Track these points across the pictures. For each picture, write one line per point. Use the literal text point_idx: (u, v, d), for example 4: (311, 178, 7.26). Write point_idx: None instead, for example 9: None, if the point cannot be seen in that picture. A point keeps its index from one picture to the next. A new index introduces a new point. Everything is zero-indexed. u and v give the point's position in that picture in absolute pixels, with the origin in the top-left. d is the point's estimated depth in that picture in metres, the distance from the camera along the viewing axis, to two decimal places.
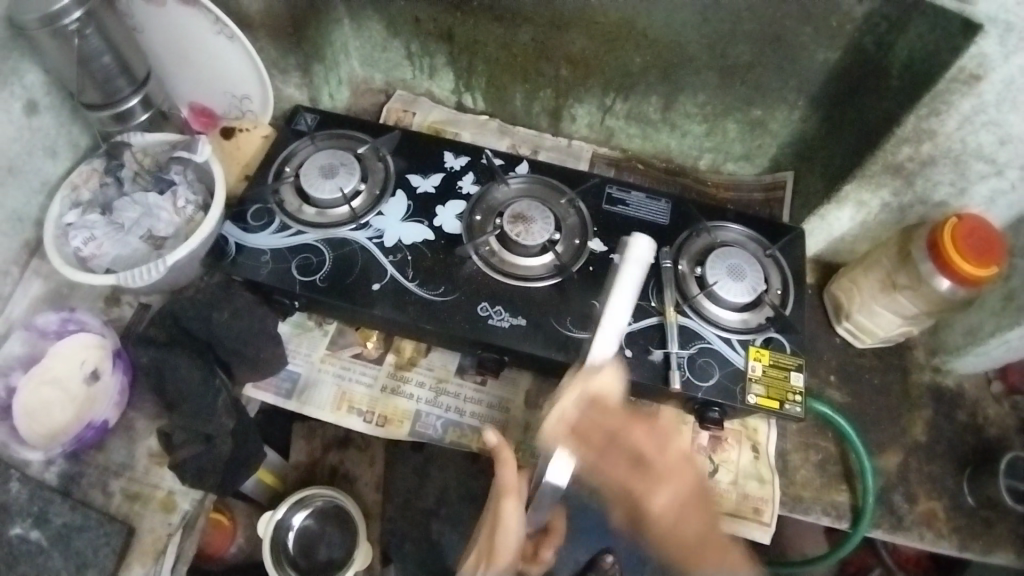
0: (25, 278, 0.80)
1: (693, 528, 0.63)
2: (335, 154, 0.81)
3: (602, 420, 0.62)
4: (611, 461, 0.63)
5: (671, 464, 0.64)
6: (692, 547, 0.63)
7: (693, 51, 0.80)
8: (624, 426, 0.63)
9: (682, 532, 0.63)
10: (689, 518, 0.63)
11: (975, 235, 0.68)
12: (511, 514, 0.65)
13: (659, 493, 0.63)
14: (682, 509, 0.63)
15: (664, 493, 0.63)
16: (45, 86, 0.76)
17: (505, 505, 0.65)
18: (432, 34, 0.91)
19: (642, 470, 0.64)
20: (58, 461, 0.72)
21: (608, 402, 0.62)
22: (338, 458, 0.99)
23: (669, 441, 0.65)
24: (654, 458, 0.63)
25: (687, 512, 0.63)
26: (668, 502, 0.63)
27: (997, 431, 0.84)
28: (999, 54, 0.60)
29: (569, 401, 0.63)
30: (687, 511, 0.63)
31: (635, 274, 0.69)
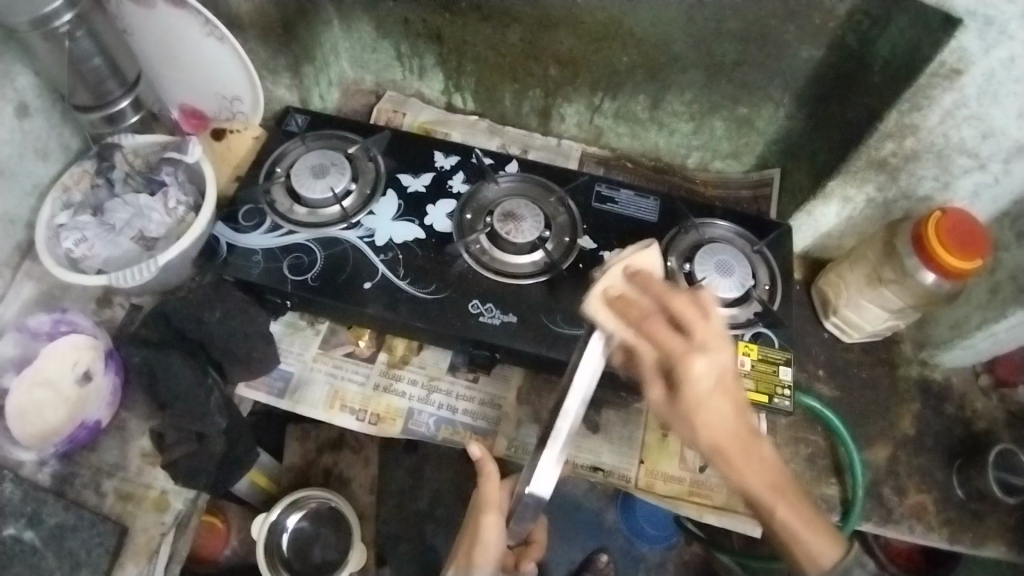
0: (17, 281, 0.80)
1: (724, 412, 0.48)
2: (326, 154, 0.82)
3: (636, 304, 0.50)
4: (650, 334, 0.48)
5: (711, 345, 0.48)
6: (727, 442, 0.48)
7: (680, 50, 0.81)
8: (664, 297, 0.50)
9: (721, 405, 0.48)
10: (728, 435, 0.48)
11: (960, 228, 0.69)
12: (491, 529, 0.61)
13: (701, 359, 0.47)
14: (720, 381, 0.48)
15: (707, 360, 0.47)
16: (36, 88, 0.77)
17: (485, 519, 0.61)
18: (422, 35, 0.91)
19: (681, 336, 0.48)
20: (50, 462, 0.72)
21: (649, 276, 0.52)
22: (331, 460, 0.97)
23: (710, 319, 0.49)
24: (697, 380, 0.47)
25: (714, 394, 0.48)
26: (710, 375, 0.47)
27: (985, 423, 0.85)
28: (978, 48, 0.61)
29: (614, 277, 0.52)
30: (722, 385, 0.48)
31: None
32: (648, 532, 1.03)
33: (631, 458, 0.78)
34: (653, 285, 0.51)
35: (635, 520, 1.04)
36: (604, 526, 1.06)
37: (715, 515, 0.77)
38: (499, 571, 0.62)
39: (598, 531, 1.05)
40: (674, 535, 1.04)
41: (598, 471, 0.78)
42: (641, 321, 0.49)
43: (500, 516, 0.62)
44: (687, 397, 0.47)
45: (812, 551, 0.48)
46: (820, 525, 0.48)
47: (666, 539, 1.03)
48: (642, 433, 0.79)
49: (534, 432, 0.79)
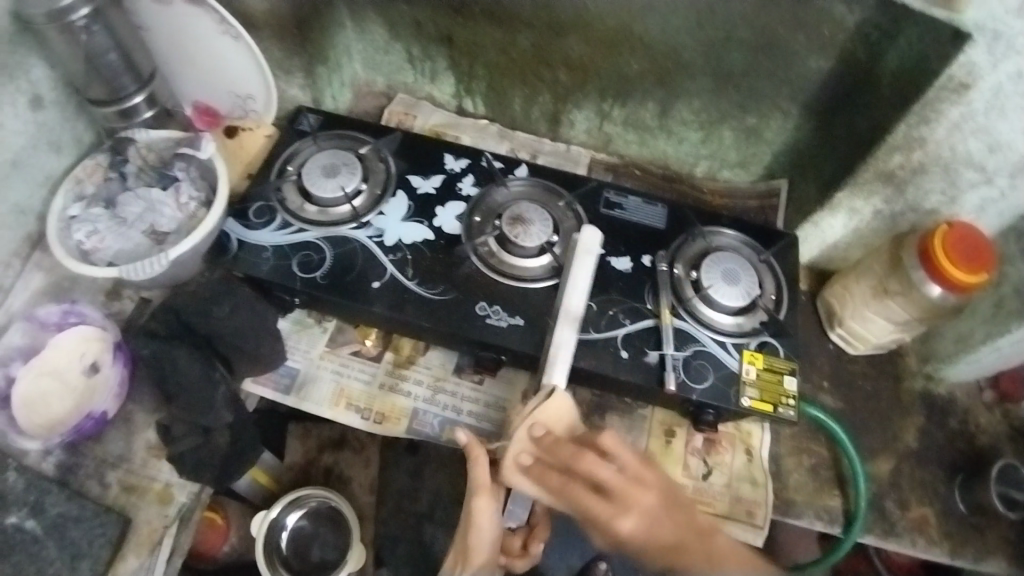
0: (27, 271, 0.81)
1: (675, 535, 0.56)
2: (337, 154, 0.83)
3: (550, 470, 0.62)
4: (552, 488, 0.61)
5: (633, 479, 0.58)
6: (681, 539, 0.56)
7: (690, 58, 0.81)
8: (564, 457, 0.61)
9: (658, 550, 0.56)
10: (663, 552, 0.56)
11: (966, 242, 0.69)
12: (484, 512, 0.64)
13: (626, 517, 0.56)
14: (652, 524, 0.57)
15: (627, 517, 0.56)
16: (52, 81, 0.78)
17: (476, 501, 0.64)
18: (434, 38, 0.92)
19: (610, 498, 0.58)
20: (54, 452, 0.72)
21: (550, 437, 0.64)
22: (332, 459, 1.00)
23: (609, 440, 0.61)
24: (607, 477, 0.58)
25: (647, 548, 0.57)
26: (637, 525, 0.56)
27: (988, 438, 0.85)
28: (986, 62, 0.61)
29: (522, 441, 0.65)
30: (655, 516, 0.57)
31: (586, 265, 0.73)
32: None
33: None
34: (549, 439, 0.64)
35: None
36: None
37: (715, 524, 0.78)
38: (492, 554, 0.65)
39: None
40: None
41: None
42: (568, 487, 0.60)
43: (490, 498, 0.64)
44: (626, 544, 0.57)
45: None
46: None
47: None
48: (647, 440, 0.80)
49: None
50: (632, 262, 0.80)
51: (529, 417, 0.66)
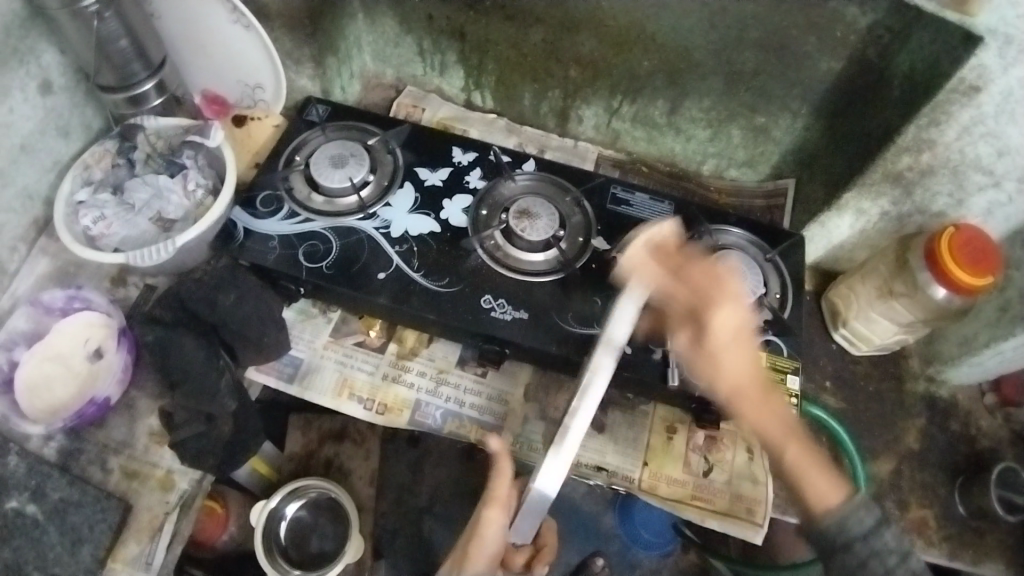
0: (32, 256, 0.81)
1: (740, 358, 0.55)
2: (345, 145, 0.83)
3: (690, 270, 0.57)
4: (691, 279, 0.56)
5: (740, 302, 0.56)
6: (746, 384, 0.56)
7: (701, 58, 0.81)
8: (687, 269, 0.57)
9: (730, 376, 0.55)
10: (735, 374, 0.55)
11: (972, 245, 0.69)
12: (492, 523, 0.64)
13: (728, 306, 0.55)
14: (738, 333, 0.56)
15: (732, 311, 0.56)
16: (61, 66, 0.78)
17: (487, 512, 0.65)
18: (445, 32, 0.92)
19: (717, 282, 0.56)
20: (57, 437, 0.72)
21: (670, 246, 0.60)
22: (333, 451, 0.97)
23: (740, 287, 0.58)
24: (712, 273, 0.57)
25: (733, 340, 0.56)
26: (731, 321, 0.55)
27: (989, 442, 0.85)
28: (998, 66, 0.61)
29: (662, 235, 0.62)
30: (739, 337, 0.56)
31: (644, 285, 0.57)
32: (644, 537, 0.96)
33: (634, 459, 0.79)
34: (662, 242, 0.61)
35: (633, 525, 0.96)
36: (600, 531, 0.98)
37: (717, 521, 0.77)
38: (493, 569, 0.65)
39: (594, 536, 0.97)
40: (672, 543, 0.96)
41: (602, 471, 0.78)
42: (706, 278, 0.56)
43: (502, 513, 0.65)
44: (710, 339, 0.55)
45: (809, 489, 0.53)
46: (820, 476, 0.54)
47: (663, 547, 0.96)
48: (648, 435, 0.80)
49: (540, 430, 0.79)
50: None
51: (645, 234, 0.63)
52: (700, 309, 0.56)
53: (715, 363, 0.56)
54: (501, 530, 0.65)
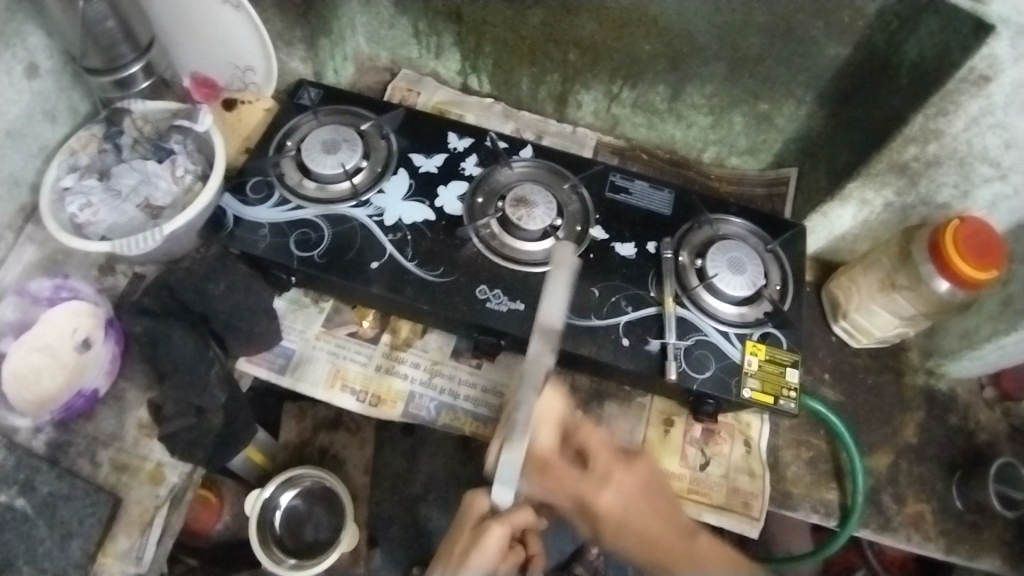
0: (18, 244, 0.79)
1: (642, 516, 0.64)
2: (338, 129, 0.80)
3: (559, 469, 0.65)
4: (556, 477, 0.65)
5: (627, 473, 0.68)
6: (660, 539, 0.63)
7: (704, 43, 0.79)
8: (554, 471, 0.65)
9: (643, 545, 0.63)
10: (648, 540, 0.63)
11: (976, 238, 0.68)
12: (491, 543, 0.60)
13: (603, 489, 0.65)
14: (628, 502, 0.66)
15: (612, 489, 0.66)
16: (47, 48, 0.75)
17: (494, 530, 0.60)
18: (441, 13, 0.90)
19: (594, 475, 0.66)
20: (45, 430, 0.71)
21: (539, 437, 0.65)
22: (327, 440, 0.94)
23: (601, 445, 0.68)
24: (599, 449, 0.68)
25: (633, 511, 0.65)
26: (615, 498, 0.65)
27: (988, 435, 0.85)
28: (1009, 56, 0.60)
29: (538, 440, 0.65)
30: (634, 501, 0.66)
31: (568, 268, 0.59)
32: None
33: None
34: (541, 447, 0.65)
35: None
36: None
37: (713, 514, 0.77)
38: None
39: None
40: None
41: None
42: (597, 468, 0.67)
43: (509, 532, 0.61)
44: (610, 516, 0.65)
45: None
46: None
47: None
48: (645, 428, 0.79)
49: None
50: (637, 249, 0.78)
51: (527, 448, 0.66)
52: (586, 498, 0.65)
53: (632, 540, 0.64)
54: (499, 550, 0.61)
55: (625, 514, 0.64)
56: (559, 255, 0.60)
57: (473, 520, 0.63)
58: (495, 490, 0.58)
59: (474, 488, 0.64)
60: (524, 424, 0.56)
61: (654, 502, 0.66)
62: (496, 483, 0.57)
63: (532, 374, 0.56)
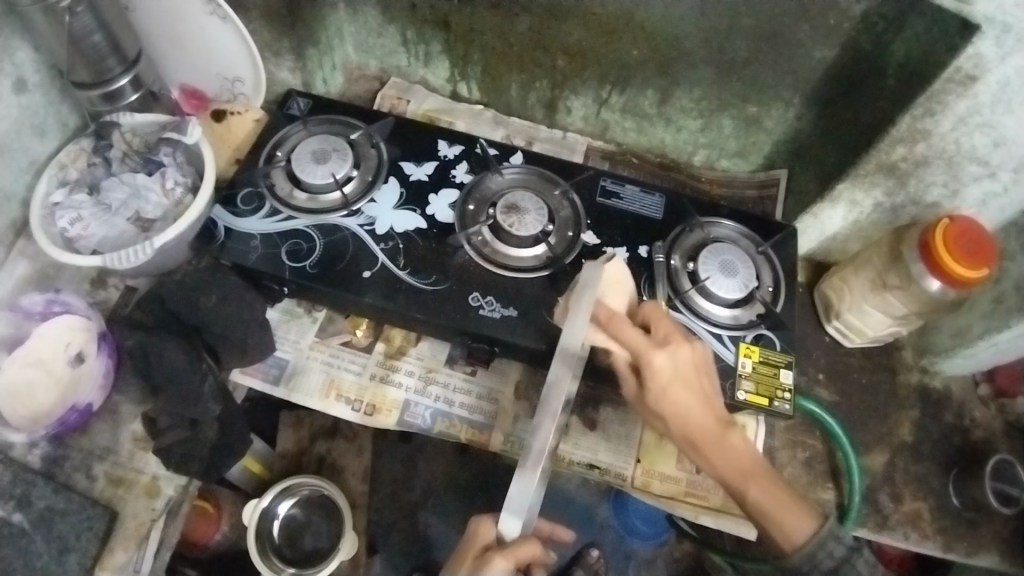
0: (10, 259, 0.79)
1: (682, 397, 0.60)
2: (327, 139, 0.80)
3: (623, 326, 0.60)
4: (622, 330, 0.59)
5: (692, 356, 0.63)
6: (699, 426, 0.60)
7: (691, 47, 0.80)
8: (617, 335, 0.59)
9: (687, 423, 0.60)
10: (698, 424, 0.60)
11: (967, 237, 0.68)
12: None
13: (664, 350, 0.60)
14: (683, 371, 0.60)
15: (669, 357, 0.60)
16: (35, 63, 0.75)
17: (496, 561, 0.58)
18: (429, 21, 0.90)
19: (654, 337, 0.61)
20: (40, 445, 0.71)
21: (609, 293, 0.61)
22: (325, 448, 0.93)
23: (666, 324, 0.62)
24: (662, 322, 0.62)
25: (677, 386, 0.60)
26: (670, 365, 0.60)
27: (983, 432, 0.85)
28: (995, 55, 0.60)
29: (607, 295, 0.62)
30: (685, 374, 0.60)
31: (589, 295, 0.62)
32: (640, 529, 0.94)
33: (627, 457, 0.79)
34: (613, 306, 0.62)
35: (628, 517, 0.94)
36: (596, 522, 0.95)
37: (711, 518, 0.77)
38: None
39: (589, 527, 0.95)
40: (666, 532, 0.95)
41: (594, 469, 0.78)
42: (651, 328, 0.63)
43: (514, 566, 0.59)
44: (658, 387, 0.60)
45: (786, 520, 0.58)
46: (794, 504, 0.59)
47: (658, 536, 0.95)
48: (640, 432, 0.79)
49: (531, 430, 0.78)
50: (628, 253, 0.78)
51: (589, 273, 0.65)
52: (643, 362, 0.60)
53: (672, 404, 0.60)
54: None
55: (675, 398, 0.60)
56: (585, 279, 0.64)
57: (477, 551, 0.61)
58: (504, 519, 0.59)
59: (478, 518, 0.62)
60: (536, 452, 0.56)
61: (703, 379, 0.61)
62: (505, 513, 0.59)
63: (552, 401, 0.57)
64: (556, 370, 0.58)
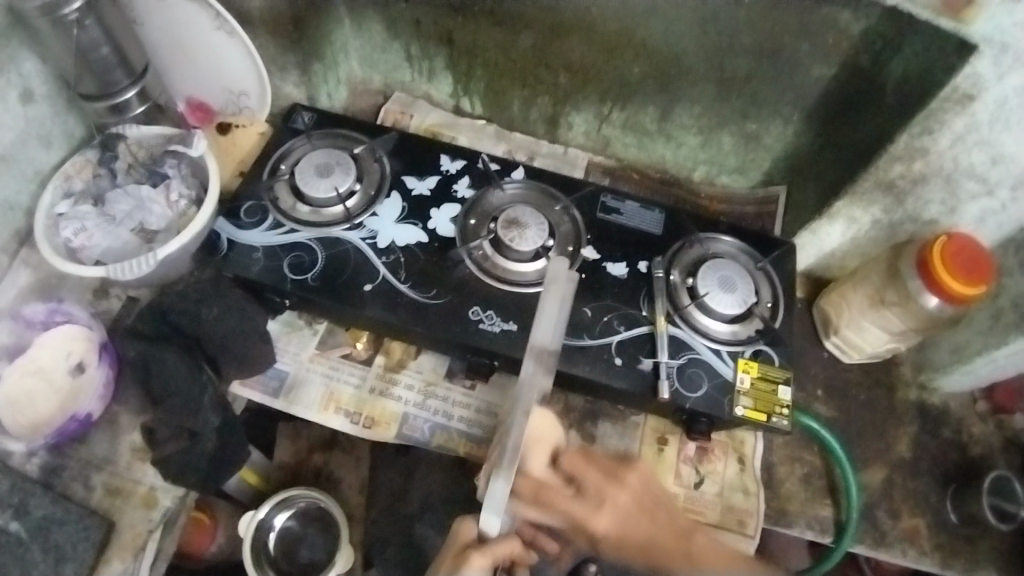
0: (14, 268, 0.79)
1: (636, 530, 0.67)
2: (330, 153, 0.81)
3: (550, 491, 0.67)
4: (558, 508, 0.68)
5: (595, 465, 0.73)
6: (653, 541, 0.67)
7: (691, 64, 0.81)
8: (555, 506, 0.68)
9: (646, 549, 0.67)
10: (652, 545, 0.67)
11: (963, 254, 0.69)
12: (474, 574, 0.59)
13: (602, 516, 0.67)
14: (625, 519, 0.68)
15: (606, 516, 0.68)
16: (43, 74, 0.76)
17: (475, 559, 0.59)
18: (433, 37, 0.91)
19: (586, 500, 0.69)
20: (39, 454, 0.71)
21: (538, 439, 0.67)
22: (322, 460, 0.95)
23: (591, 472, 0.70)
24: (588, 477, 0.70)
25: (631, 516, 0.68)
26: (609, 521, 0.68)
27: (982, 449, 0.85)
28: (992, 74, 0.61)
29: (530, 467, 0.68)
30: (627, 509, 0.69)
31: (560, 290, 0.60)
32: None
33: None
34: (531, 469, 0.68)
35: None
36: None
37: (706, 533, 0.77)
38: None
39: None
40: None
41: None
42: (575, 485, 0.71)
43: (490, 564, 0.60)
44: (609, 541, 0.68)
45: None
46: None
47: None
48: (640, 446, 0.79)
49: None
50: (628, 268, 0.79)
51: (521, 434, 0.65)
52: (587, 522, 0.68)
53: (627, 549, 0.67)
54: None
55: (630, 532, 0.67)
56: (554, 270, 0.60)
57: (457, 548, 0.63)
58: (483, 518, 0.58)
59: (464, 516, 0.64)
60: (513, 449, 0.57)
61: (646, 505, 0.70)
62: (484, 510, 0.58)
63: (526, 399, 0.58)
64: (529, 369, 0.58)
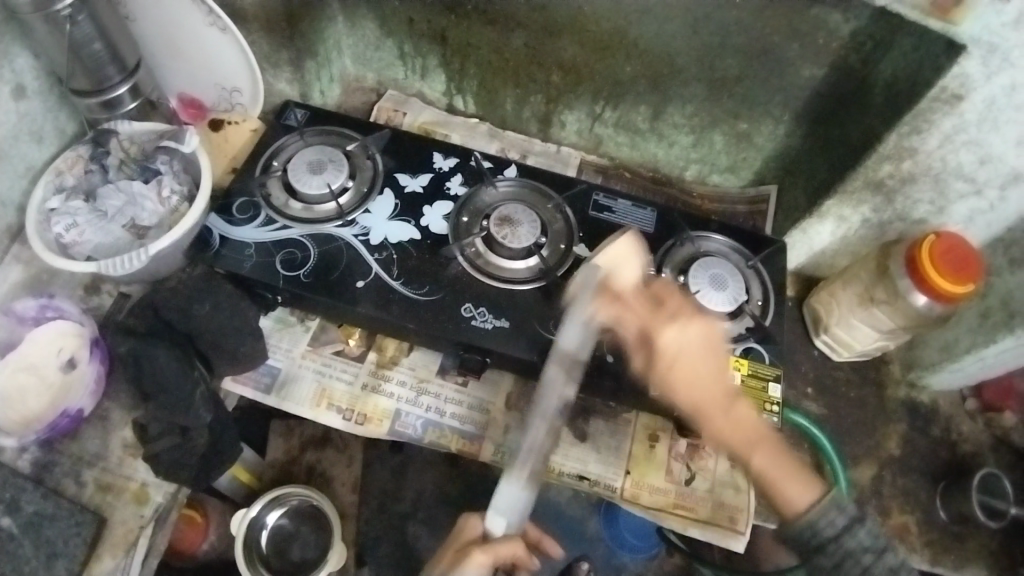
0: (5, 263, 0.79)
1: (683, 365, 0.55)
2: (323, 150, 0.81)
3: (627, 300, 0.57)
4: (636, 309, 0.56)
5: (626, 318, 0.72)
6: (705, 390, 0.56)
7: (684, 65, 0.81)
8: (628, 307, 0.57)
9: (698, 391, 0.55)
10: (708, 383, 0.56)
11: (952, 253, 0.69)
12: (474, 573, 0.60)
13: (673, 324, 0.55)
14: (698, 340, 0.56)
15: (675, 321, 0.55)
16: (34, 69, 0.76)
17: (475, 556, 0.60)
18: (426, 35, 0.91)
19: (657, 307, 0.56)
20: (30, 450, 0.70)
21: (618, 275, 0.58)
22: (315, 457, 0.94)
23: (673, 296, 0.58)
24: (661, 289, 0.58)
25: (688, 359, 0.55)
26: (676, 342, 0.55)
27: (970, 446, 0.86)
28: (980, 74, 0.62)
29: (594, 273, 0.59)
30: (696, 349, 0.55)
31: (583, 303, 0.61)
32: (629, 541, 0.90)
33: (617, 469, 0.79)
34: (625, 282, 0.58)
35: (617, 528, 0.90)
36: (585, 535, 0.91)
37: (698, 529, 0.77)
38: None
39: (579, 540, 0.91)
40: (657, 545, 0.91)
41: (584, 480, 0.78)
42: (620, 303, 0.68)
43: (491, 562, 0.61)
44: (667, 359, 0.55)
45: (791, 488, 0.55)
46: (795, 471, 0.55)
47: (649, 549, 0.90)
48: (630, 443, 0.80)
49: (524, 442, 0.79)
50: None
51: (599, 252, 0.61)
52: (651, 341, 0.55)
53: (678, 380, 0.55)
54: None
55: (689, 359, 0.55)
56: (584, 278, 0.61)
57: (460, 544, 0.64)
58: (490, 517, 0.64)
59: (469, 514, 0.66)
60: (526, 452, 0.64)
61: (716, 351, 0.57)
62: (491, 511, 0.64)
63: (547, 405, 0.63)
64: (556, 375, 0.63)
